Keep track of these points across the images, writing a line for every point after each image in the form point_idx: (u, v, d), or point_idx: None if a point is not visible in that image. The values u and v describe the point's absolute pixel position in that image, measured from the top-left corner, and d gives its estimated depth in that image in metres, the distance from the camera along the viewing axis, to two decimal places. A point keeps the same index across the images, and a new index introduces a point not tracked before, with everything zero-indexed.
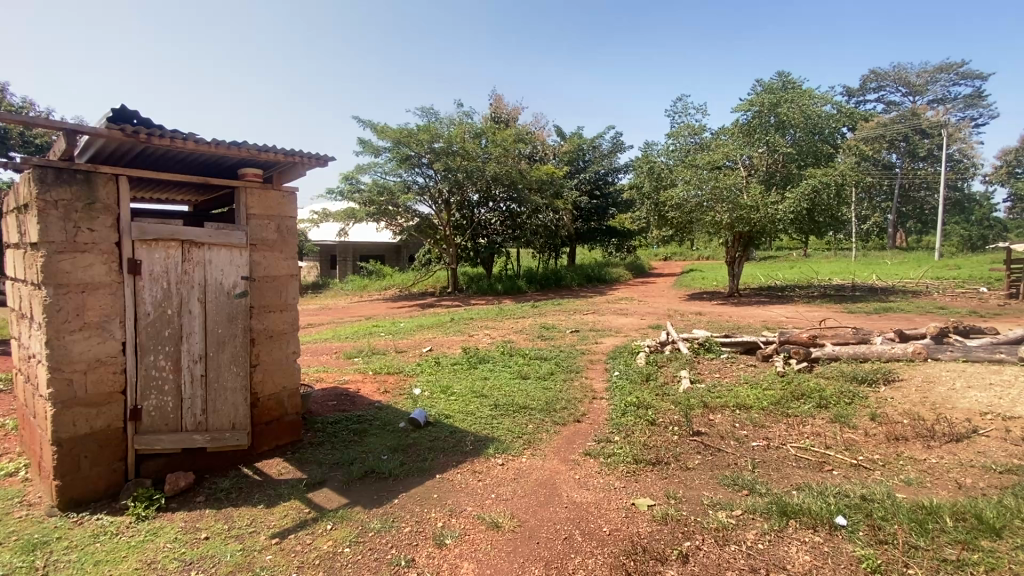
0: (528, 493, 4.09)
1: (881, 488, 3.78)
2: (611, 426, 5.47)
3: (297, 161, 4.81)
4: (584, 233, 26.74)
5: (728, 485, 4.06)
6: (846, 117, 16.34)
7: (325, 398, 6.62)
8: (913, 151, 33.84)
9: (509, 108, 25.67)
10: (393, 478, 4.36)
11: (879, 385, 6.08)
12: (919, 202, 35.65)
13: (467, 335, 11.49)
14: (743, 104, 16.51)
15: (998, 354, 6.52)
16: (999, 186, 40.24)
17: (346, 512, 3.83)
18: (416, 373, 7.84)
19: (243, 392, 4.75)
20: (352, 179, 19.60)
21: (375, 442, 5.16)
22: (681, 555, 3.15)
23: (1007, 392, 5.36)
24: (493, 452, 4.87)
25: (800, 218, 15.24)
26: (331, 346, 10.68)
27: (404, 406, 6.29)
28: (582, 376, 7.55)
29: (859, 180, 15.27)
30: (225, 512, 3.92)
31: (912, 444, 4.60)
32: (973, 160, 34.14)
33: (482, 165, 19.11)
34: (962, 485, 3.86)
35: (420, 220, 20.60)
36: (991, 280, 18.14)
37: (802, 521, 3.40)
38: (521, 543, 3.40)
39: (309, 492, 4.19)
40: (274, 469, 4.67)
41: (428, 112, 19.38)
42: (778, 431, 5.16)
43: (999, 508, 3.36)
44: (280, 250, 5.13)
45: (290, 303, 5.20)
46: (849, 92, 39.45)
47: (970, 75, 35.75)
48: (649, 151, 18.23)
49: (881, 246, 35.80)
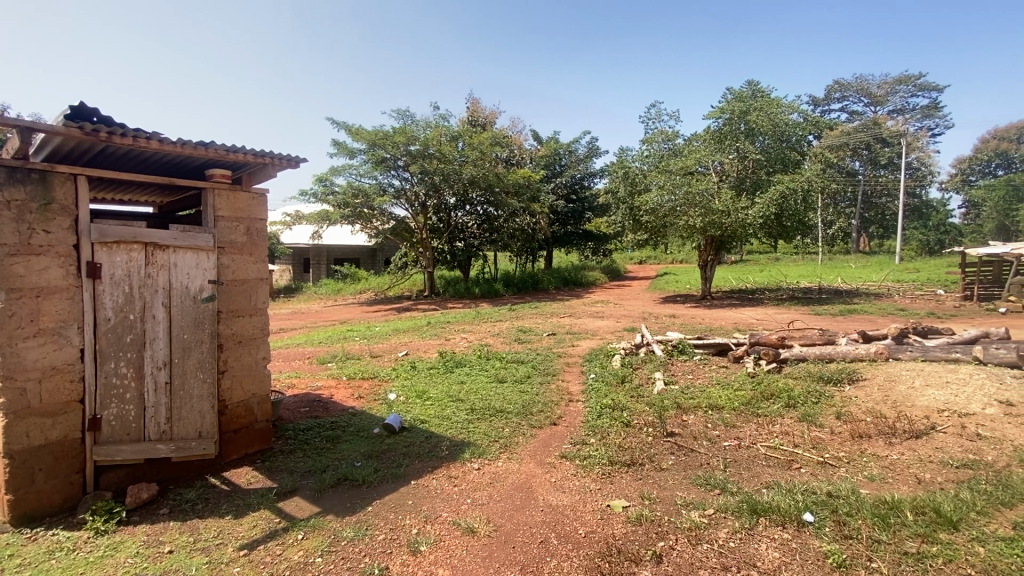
0: (505, 497, 4.08)
1: (846, 484, 3.90)
2: (587, 428, 5.51)
3: (268, 162, 4.73)
4: (560, 236, 26.86)
5: (701, 485, 4.12)
6: (813, 125, 16.87)
7: (298, 404, 6.48)
8: (874, 159, 35.32)
9: (486, 112, 25.77)
10: (368, 485, 4.29)
11: (844, 385, 6.28)
12: (881, 208, 37.08)
13: (443, 339, 11.42)
14: (715, 111, 16.89)
15: (954, 353, 6.69)
16: (954, 194, 42.29)
17: (317, 521, 3.75)
18: (391, 378, 7.76)
19: (211, 399, 4.63)
20: (326, 181, 19.32)
21: (349, 448, 5.07)
22: (655, 555, 3.18)
23: (963, 389, 5.54)
24: (469, 456, 4.84)
25: (769, 223, 15.66)
26: (305, 351, 10.46)
27: (379, 411, 6.21)
28: (558, 379, 7.60)
29: (825, 186, 15.78)
30: (190, 524, 3.78)
31: (874, 442, 4.76)
32: (930, 168, 35.83)
33: (459, 168, 19.03)
34: (922, 480, 4.01)
35: (396, 223, 20.33)
36: (948, 283, 18.95)
37: (771, 519, 3.48)
38: (496, 547, 3.38)
39: (279, 501, 4.09)
40: (243, 478, 4.54)
41: (404, 113, 19.24)
42: (748, 430, 5.27)
43: (957, 502, 3.52)
44: (250, 254, 5.02)
45: (259, 307, 5.10)
46: (815, 102, 40.81)
47: (927, 86, 37.41)
48: (623, 157, 18.53)
49: (845, 250, 37.13)
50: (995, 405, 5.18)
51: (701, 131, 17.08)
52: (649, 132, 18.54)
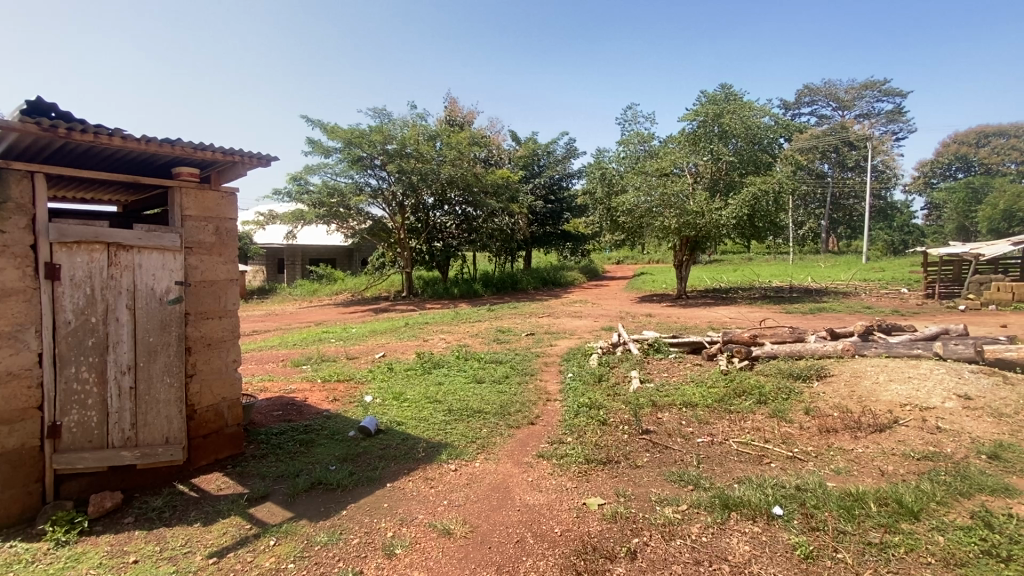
0: (481, 498, 4.06)
1: (814, 478, 4.01)
2: (565, 427, 5.55)
3: (236, 161, 4.64)
4: (539, 237, 26.94)
5: (674, 481, 4.19)
6: (784, 128, 17.28)
7: (271, 408, 6.34)
8: (842, 161, 36.47)
9: (464, 112, 25.73)
10: (343, 488, 4.23)
11: (813, 381, 6.46)
12: (848, 209, 38.29)
13: (422, 340, 11.34)
14: (689, 113, 17.20)
15: (916, 348, 6.93)
16: (917, 196, 43.93)
17: (290, 527, 3.68)
18: (368, 380, 7.67)
19: (178, 404, 4.50)
20: (300, 180, 18.99)
21: (323, 452, 4.99)
22: (630, 552, 3.21)
23: (924, 383, 5.75)
24: (446, 457, 4.81)
25: (742, 223, 16.00)
26: (279, 353, 10.28)
27: (355, 414, 6.13)
28: (536, 379, 7.63)
29: (795, 187, 16.20)
30: (156, 533, 3.67)
31: (841, 436, 4.91)
32: (894, 171, 37.17)
33: (437, 167, 18.93)
34: (885, 472, 4.16)
35: (373, 222, 20.09)
36: (911, 282, 19.70)
37: (742, 513, 3.56)
38: (473, 549, 3.37)
39: (250, 507, 4.00)
40: (213, 484, 4.42)
41: (381, 113, 19.06)
42: (721, 427, 5.38)
43: (917, 492, 3.66)
44: (219, 254, 4.90)
45: (229, 309, 4.99)
46: (785, 106, 41.91)
47: (891, 92, 38.76)
48: (600, 158, 18.74)
49: (815, 250, 38.23)
50: (954, 399, 5.39)
51: (676, 133, 17.38)
52: (626, 134, 18.76)
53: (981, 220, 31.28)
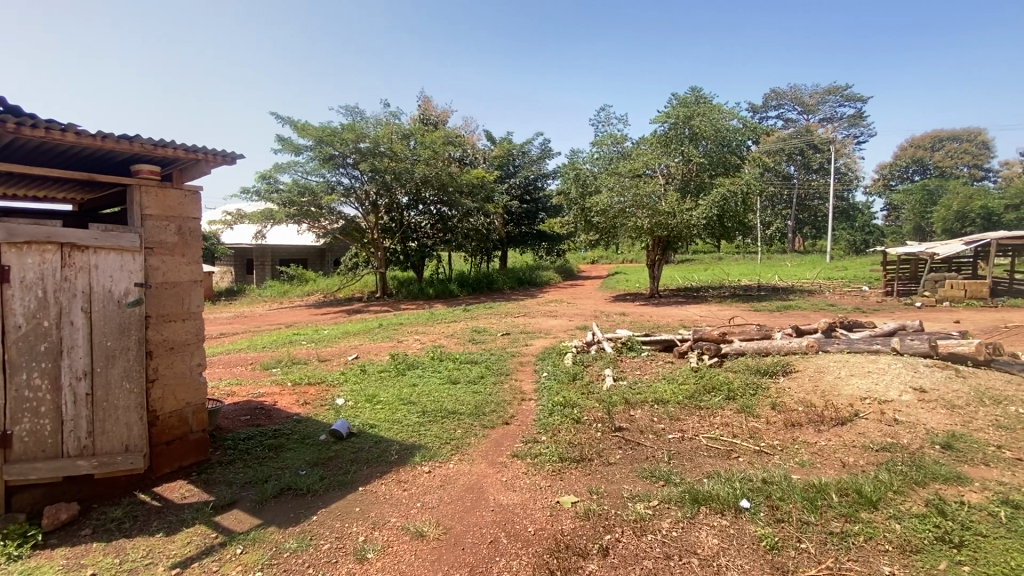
0: (455, 499, 4.04)
1: (779, 471, 4.13)
2: (539, 426, 5.57)
3: (200, 158, 4.52)
4: (515, 237, 26.97)
5: (646, 477, 4.25)
6: (751, 131, 17.73)
7: (238, 413, 6.17)
8: (807, 163, 37.69)
9: (439, 111, 25.59)
10: (313, 494, 4.15)
11: (779, 376, 6.66)
12: (813, 210, 39.59)
13: (396, 341, 11.20)
14: (661, 115, 17.51)
15: (875, 343, 7.19)
16: (877, 197, 45.71)
17: (258, 534, 3.59)
18: (340, 382, 7.54)
19: (139, 410, 4.33)
20: (270, 179, 18.57)
21: (293, 457, 4.89)
22: (601, 549, 3.24)
23: (883, 377, 5.98)
24: (420, 459, 4.77)
25: (712, 223, 16.37)
26: (247, 356, 10.01)
27: (327, 417, 6.01)
28: (512, 378, 7.64)
29: (762, 188, 16.66)
30: (116, 544, 3.53)
31: (805, 430, 5.07)
32: (855, 173, 38.63)
33: (411, 166, 18.77)
34: (846, 463, 4.32)
35: (346, 222, 19.76)
36: (871, 279, 20.51)
37: (711, 507, 3.64)
38: (446, 550, 3.35)
39: (216, 515, 3.89)
40: (177, 492, 4.28)
41: (353, 110, 18.79)
42: (691, 423, 5.49)
43: (876, 482, 3.81)
44: (182, 254, 4.75)
45: (193, 311, 4.84)
46: (753, 109, 43.06)
47: (853, 97, 40.25)
48: (575, 159, 18.93)
49: (782, 249, 39.40)
50: (910, 392, 5.63)
51: (649, 135, 17.69)
52: (599, 135, 18.98)
53: (936, 221, 32.76)
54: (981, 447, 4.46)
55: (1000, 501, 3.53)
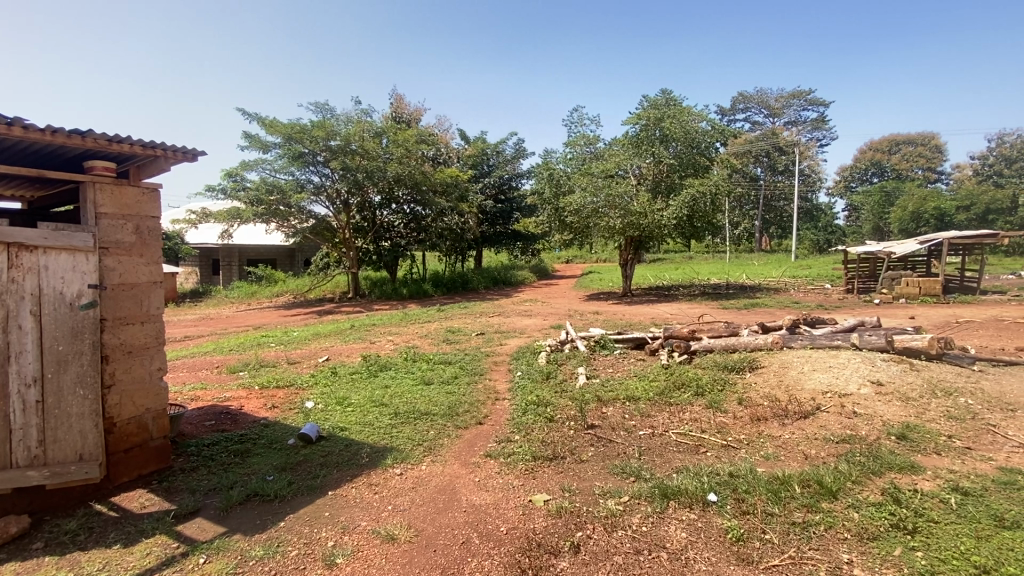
0: (427, 501, 4.01)
1: (745, 464, 4.25)
2: (512, 425, 5.57)
3: (158, 154, 4.37)
4: (489, 236, 26.93)
5: (617, 473, 4.31)
6: (719, 133, 18.13)
7: (202, 418, 5.97)
8: (773, 165, 38.85)
9: (411, 109, 25.37)
10: (280, 499, 4.05)
11: (745, 372, 6.85)
12: (779, 211, 40.81)
13: (368, 342, 11.04)
14: (632, 117, 17.76)
15: (836, 339, 7.46)
16: (839, 199, 47.39)
17: (222, 542, 3.49)
18: (310, 385, 7.38)
19: (94, 417, 4.14)
20: (236, 176, 18.06)
21: (259, 462, 4.76)
22: (573, 545, 3.27)
23: (843, 371, 6.21)
24: (392, 461, 4.71)
25: (682, 223, 16.69)
26: (212, 360, 9.70)
27: (295, 421, 5.88)
28: (485, 378, 7.63)
29: (730, 189, 17.08)
30: (70, 558, 3.37)
31: (770, 423, 5.23)
32: (818, 175, 40.03)
33: (384, 165, 18.52)
34: (809, 455, 4.46)
35: (316, 221, 19.40)
36: (834, 278, 21.27)
37: (680, 501, 3.71)
38: (417, 552, 3.32)
39: (178, 524, 3.76)
40: (136, 502, 4.11)
41: (323, 107, 18.42)
42: (661, 419, 5.59)
43: (836, 473, 3.95)
44: (140, 254, 4.58)
45: (152, 314, 4.67)
46: (722, 112, 44.07)
47: (816, 102, 41.64)
48: (548, 159, 19.04)
49: (750, 249, 40.47)
50: (868, 385, 5.87)
51: (620, 136, 17.93)
52: (572, 136, 19.13)
53: (893, 221, 34.21)
54: (933, 437, 4.68)
55: (950, 488, 3.71)
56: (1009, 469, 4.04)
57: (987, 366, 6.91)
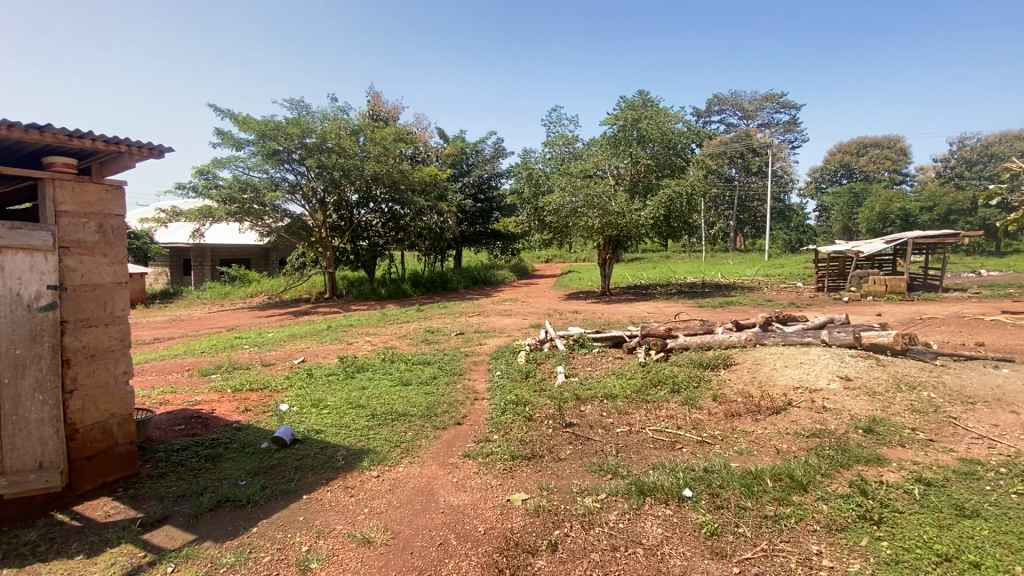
0: (404, 503, 3.97)
1: (719, 460, 4.32)
2: (491, 425, 5.56)
3: (122, 151, 4.23)
4: (468, 236, 26.84)
5: (595, 471, 4.34)
6: (695, 134, 18.40)
7: (171, 423, 5.79)
8: (747, 167, 39.66)
9: (389, 107, 25.11)
10: (253, 505, 3.96)
11: (720, 369, 6.98)
12: (752, 211, 41.75)
13: (345, 343, 10.88)
14: (610, 117, 17.90)
15: (806, 336, 7.64)
16: (810, 199, 48.64)
17: (192, 550, 3.39)
18: (284, 388, 7.23)
19: (54, 423, 3.98)
20: (207, 174, 17.59)
21: (231, 466, 4.65)
22: (550, 544, 3.27)
23: (813, 367, 6.37)
24: (368, 464, 4.65)
25: (659, 223, 16.90)
26: (183, 362, 9.43)
27: (269, 424, 5.76)
28: (464, 378, 7.60)
29: (706, 190, 17.36)
30: (29, 570, 3.23)
31: (743, 419, 5.34)
32: (790, 176, 41.03)
33: (361, 163, 18.26)
34: (781, 450, 4.57)
35: (291, 220, 19.05)
36: (805, 276, 21.86)
37: (656, 498, 3.75)
38: (393, 555, 3.29)
39: (145, 533, 3.64)
40: (100, 510, 3.97)
41: (298, 104, 18.06)
42: (638, 416, 5.65)
43: (806, 466, 4.05)
44: (103, 254, 4.42)
45: (117, 316, 4.51)
46: (698, 113, 44.76)
47: (788, 105, 42.65)
48: (527, 158, 19.07)
49: (725, 249, 41.25)
50: (837, 380, 6.04)
51: (599, 136, 18.05)
52: (551, 136, 19.19)
53: (861, 221, 35.31)
54: (898, 430, 4.84)
55: (914, 479, 3.85)
56: (969, 459, 4.20)
57: (948, 360, 7.19)
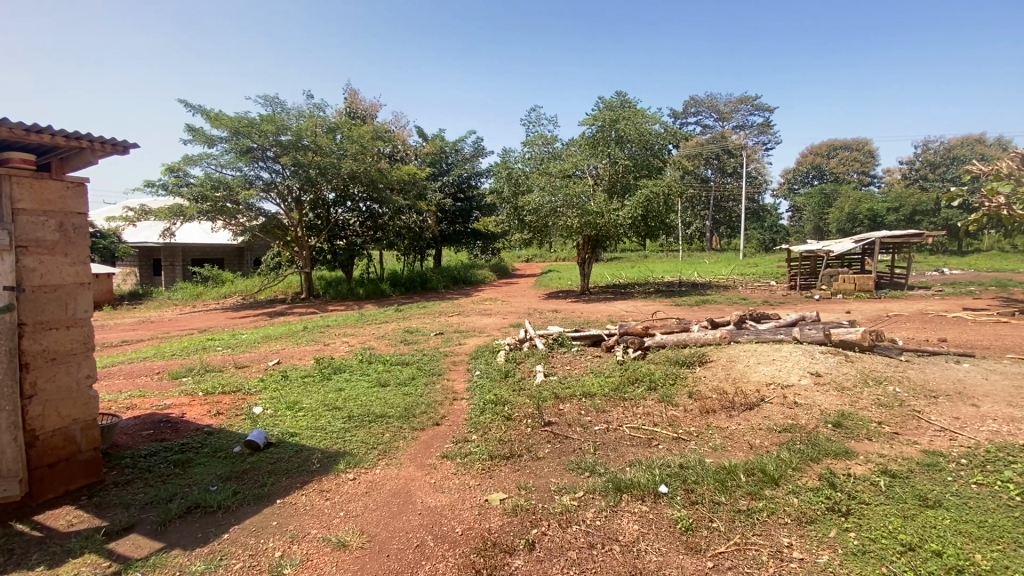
0: (380, 505, 3.93)
1: (694, 456, 4.38)
2: (469, 425, 5.54)
3: (83, 146, 4.09)
4: (448, 235, 26.71)
5: (573, 469, 4.36)
6: (672, 135, 18.64)
7: (139, 428, 5.61)
8: (722, 168, 40.41)
9: (367, 105, 24.81)
10: (224, 510, 3.86)
11: (695, 366, 7.10)
12: (728, 211, 42.56)
13: (322, 344, 10.71)
14: (589, 118, 18.02)
15: (779, 333, 7.81)
16: (784, 200, 49.80)
17: (159, 558, 3.29)
18: (258, 390, 7.07)
19: (12, 430, 3.82)
20: (178, 171, 17.12)
21: (202, 471, 4.53)
22: (528, 543, 3.28)
23: (785, 364, 6.52)
24: (344, 467, 4.58)
25: (638, 223, 17.09)
26: (152, 365, 9.16)
27: (242, 428, 5.63)
28: (443, 378, 7.55)
29: (683, 190, 17.62)
30: None
31: (718, 415, 5.43)
32: (764, 177, 41.94)
33: (338, 161, 17.99)
34: (754, 445, 4.67)
35: (266, 219, 18.66)
36: (778, 275, 22.39)
37: (633, 494, 3.79)
38: (369, 558, 3.25)
39: (110, 542, 3.52)
40: (62, 520, 3.82)
41: (273, 101, 17.72)
42: (616, 414, 5.70)
43: (778, 461, 4.14)
44: (65, 254, 4.26)
45: (80, 317, 4.35)
46: (675, 115, 45.38)
47: (762, 107, 43.59)
48: (507, 158, 19.06)
49: (701, 248, 41.96)
50: (808, 376, 6.19)
51: (578, 137, 18.15)
52: (530, 136, 19.22)
53: (832, 221, 36.32)
54: (865, 424, 4.99)
55: (880, 471, 3.97)
56: (932, 452, 4.36)
57: (913, 356, 7.45)
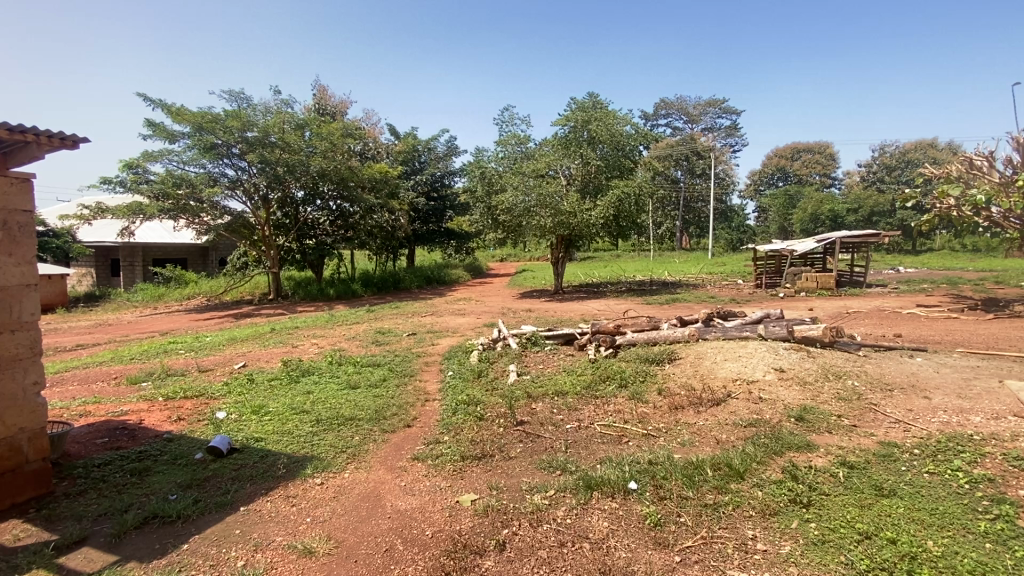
0: (349, 510, 3.85)
1: (663, 452, 4.46)
2: (441, 426, 5.49)
3: (29, 140, 3.91)
4: (421, 234, 26.45)
5: (545, 468, 4.37)
6: (643, 137, 18.92)
7: (93, 436, 5.34)
8: (692, 169, 41.25)
9: (337, 102, 24.36)
10: (184, 520, 3.72)
11: (665, 364, 7.21)
12: (698, 211, 43.49)
13: (291, 346, 10.46)
14: (561, 118, 18.12)
15: (745, 330, 8.01)
16: (750, 200, 51.19)
17: (113, 572, 3.15)
18: (222, 395, 6.84)
19: None
20: (136, 167, 16.45)
21: (160, 480, 4.35)
22: (498, 544, 3.27)
23: (750, 360, 6.70)
24: (312, 471, 4.48)
25: (610, 223, 17.28)
26: (108, 370, 8.76)
27: (204, 434, 5.43)
28: (416, 379, 7.46)
29: (654, 191, 17.91)
30: None
31: (687, 412, 5.54)
32: (732, 179, 43.01)
33: (306, 159, 17.58)
34: (720, 440, 4.77)
35: (232, 218, 18.09)
36: (745, 274, 23.02)
37: (603, 491, 3.82)
38: (336, 564, 3.19)
39: (60, 556, 3.34)
40: (7, 535, 3.60)
41: (238, 95, 17.20)
42: (587, 412, 5.74)
43: (743, 455, 4.25)
44: (8, 254, 4.04)
45: (26, 322, 4.13)
46: (646, 117, 46.07)
47: (729, 111, 44.68)
48: (480, 157, 18.97)
49: (672, 248, 42.77)
50: (772, 372, 6.37)
51: (551, 137, 18.23)
52: (503, 135, 19.19)
53: (796, 222, 37.52)
54: (825, 417, 5.17)
55: (839, 462, 4.12)
56: (887, 443, 4.54)
57: (870, 351, 7.74)
